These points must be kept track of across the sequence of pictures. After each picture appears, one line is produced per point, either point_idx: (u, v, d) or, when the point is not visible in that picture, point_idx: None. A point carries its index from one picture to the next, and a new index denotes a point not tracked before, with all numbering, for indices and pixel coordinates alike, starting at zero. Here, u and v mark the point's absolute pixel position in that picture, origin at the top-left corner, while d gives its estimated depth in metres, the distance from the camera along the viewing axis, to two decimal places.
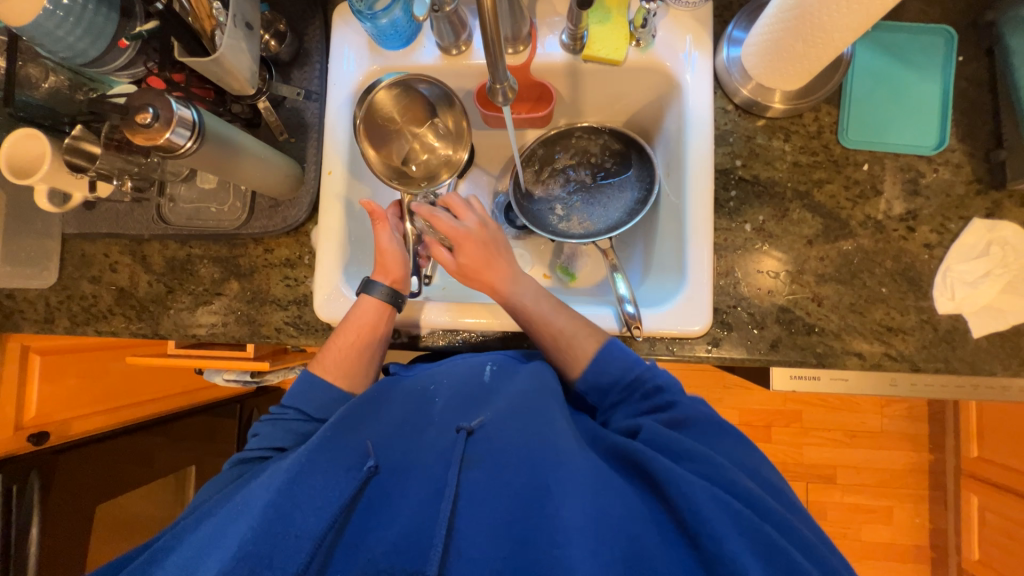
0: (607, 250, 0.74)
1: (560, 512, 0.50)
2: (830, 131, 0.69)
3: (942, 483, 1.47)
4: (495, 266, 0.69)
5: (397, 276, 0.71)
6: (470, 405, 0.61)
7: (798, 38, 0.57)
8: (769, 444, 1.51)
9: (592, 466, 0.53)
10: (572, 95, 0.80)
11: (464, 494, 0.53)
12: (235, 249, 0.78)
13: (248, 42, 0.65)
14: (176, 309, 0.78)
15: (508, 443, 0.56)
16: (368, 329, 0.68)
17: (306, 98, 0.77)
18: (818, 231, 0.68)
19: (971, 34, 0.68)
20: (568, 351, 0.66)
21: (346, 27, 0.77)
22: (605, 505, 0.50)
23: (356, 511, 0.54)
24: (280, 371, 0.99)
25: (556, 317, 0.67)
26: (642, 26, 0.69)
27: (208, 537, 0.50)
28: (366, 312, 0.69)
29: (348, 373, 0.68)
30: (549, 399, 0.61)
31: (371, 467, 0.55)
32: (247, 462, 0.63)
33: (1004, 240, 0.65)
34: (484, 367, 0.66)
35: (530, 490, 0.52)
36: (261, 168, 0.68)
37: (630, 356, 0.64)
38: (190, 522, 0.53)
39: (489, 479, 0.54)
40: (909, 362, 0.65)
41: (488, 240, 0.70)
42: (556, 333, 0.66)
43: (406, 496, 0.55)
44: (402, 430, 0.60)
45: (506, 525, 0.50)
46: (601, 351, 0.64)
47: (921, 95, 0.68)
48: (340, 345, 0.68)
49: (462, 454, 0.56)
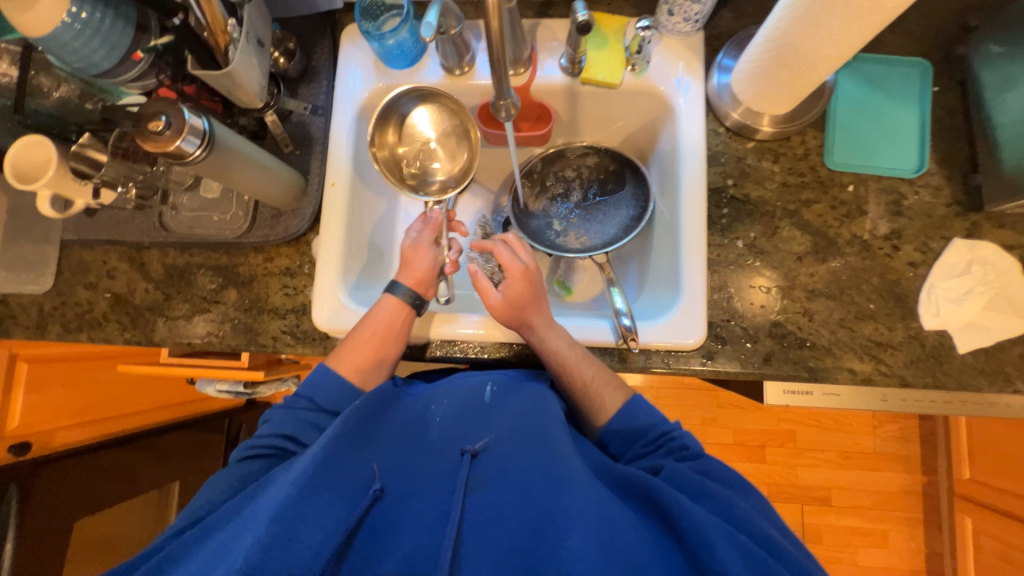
0: (604, 265, 0.76)
1: (567, 539, 0.48)
2: (816, 154, 0.73)
3: (937, 506, 1.46)
4: (539, 310, 0.69)
5: (420, 278, 0.72)
6: (473, 428, 0.62)
7: (784, 65, 0.61)
8: (764, 465, 1.51)
9: (597, 492, 0.53)
10: (569, 116, 0.84)
11: (468, 518, 0.53)
12: (235, 258, 0.79)
13: (259, 58, 0.68)
14: (172, 317, 0.78)
15: (509, 468, 0.57)
16: (386, 325, 0.69)
17: (313, 113, 0.80)
18: (808, 248, 0.70)
19: (945, 67, 0.73)
20: (594, 399, 0.66)
21: (353, 47, 0.80)
22: (614, 532, 0.49)
23: (361, 535, 0.51)
24: (273, 382, 0.99)
25: (582, 368, 0.66)
26: (638, 52, 0.72)
27: (210, 557, 0.46)
28: (386, 309, 0.70)
29: (364, 368, 0.68)
30: (554, 423, 0.61)
31: (377, 490, 0.53)
32: (253, 458, 0.62)
33: (984, 259, 0.67)
34: (484, 386, 0.68)
35: (534, 518, 0.52)
36: (267, 179, 0.70)
37: (655, 414, 0.65)
38: (196, 531, 0.50)
39: (492, 504, 0.54)
40: (897, 376, 0.67)
41: (534, 281, 0.70)
42: (585, 382, 0.66)
43: (409, 521, 0.53)
44: (405, 453, 0.59)
45: (510, 553, 0.50)
46: (627, 404, 0.65)
47: (900, 121, 0.72)
48: (358, 340, 0.68)
49: (466, 478, 0.56)
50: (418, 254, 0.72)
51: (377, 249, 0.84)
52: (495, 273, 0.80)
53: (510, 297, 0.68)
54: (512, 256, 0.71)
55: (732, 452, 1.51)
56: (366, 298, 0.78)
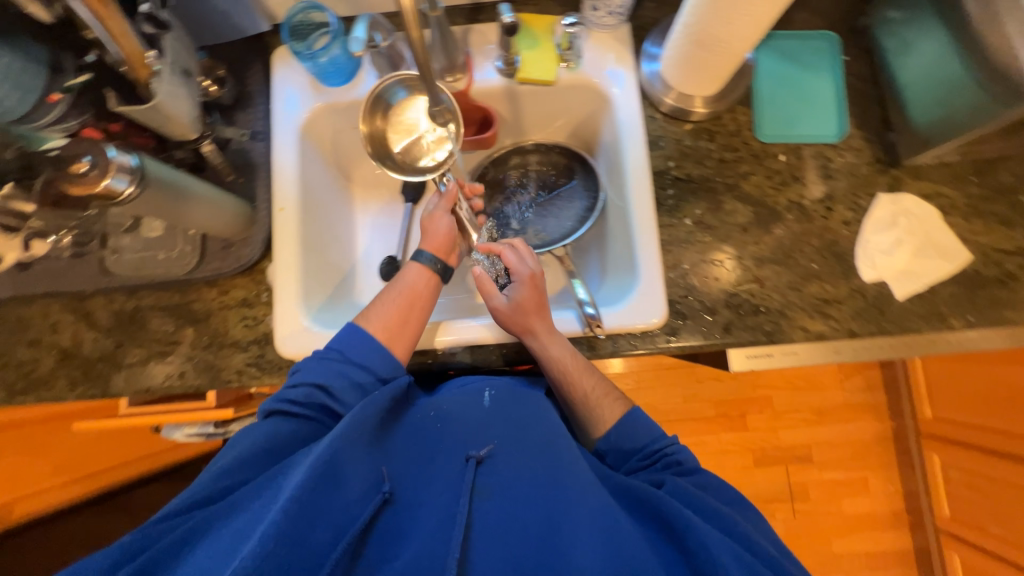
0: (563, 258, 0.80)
1: (572, 549, 0.50)
2: (747, 129, 0.76)
3: (907, 448, 1.55)
4: (544, 317, 0.68)
5: (440, 246, 0.73)
6: (479, 431, 0.61)
7: (705, 48, 0.64)
8: (746, 432, 1.56)
9: (600, 503, 0.55)
10: (513, 116, 0.85)
11: (476, 524, 0.53)
12: (188, 295, 0.76)
13: (188, 88, 0.66)
14: (127, 365, 0.75)
15: (515, 474, 0.57)
16: (413, 285, 0.70)
17: (252, 139, 0.78)
18: (750, 219, 0.74)
19: (851, 37, 0.78)
20: (593, 411, 0.68)
21: (287, 69, 0.79)
22: (618, 543, 0.51)
23: (370, 538, 0.52)
24: (245, 419, 0.95)
25: (583, 378, 0.68)
26: (569, 48, 0.76)
27: (231, 540, 0.47)
28: (411, 273, 0.71)
29: (391, 323, 0.67)
30: (556, 435, 0.63)
31: (386, 493, 0.54)
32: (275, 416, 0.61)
33: (908, 211, 0.72)
34: (483, 390, 0.67)
35: (541, 526, 0.53)
36: (210, 210, 0.68)
37: (654, 428, 0.67)
38: (223, 505, 0.51)
39: (500, 511, 0.54)
40: (846, 328, 0.71)
41: (541, 286, 0.70)
42: (586, 394, 0.68)
43: (418, 524, 0.53)
44: (411, 461, 0.59)
45: (518, 559, 0.50)
46: (626, 417, 0.67)
47: (819, 91, 0.76)
48: (385, 301, 0.68)
49: (473, 483, 0.56)
50: (435, 220, 0.73)
51: (336, 268, 0.83)
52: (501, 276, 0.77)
53: (520, 302, 0.67)
54: (519, 260, 0.71)
55: (715, 424, 1.56)
56: (330, 319, 0.77)
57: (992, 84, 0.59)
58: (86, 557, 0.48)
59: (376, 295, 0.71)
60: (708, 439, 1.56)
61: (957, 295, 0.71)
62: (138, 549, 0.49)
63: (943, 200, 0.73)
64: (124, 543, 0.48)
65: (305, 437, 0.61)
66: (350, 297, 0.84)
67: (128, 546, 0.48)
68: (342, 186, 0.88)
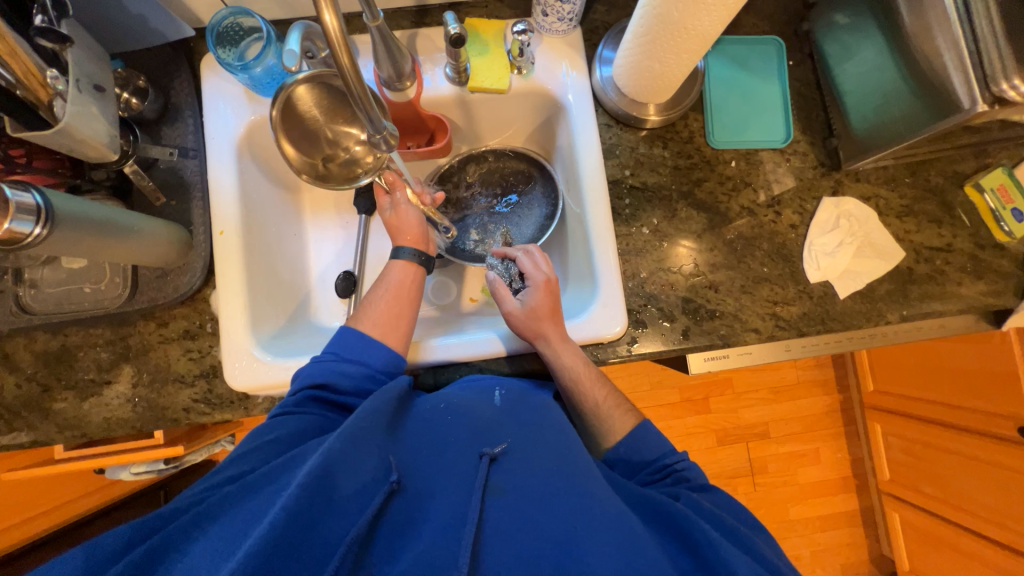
0: (529, 247, 0.77)
1: (588, 556, 0.48)
2: (700, 135, 0.77)
3: (853, 418, 1.66)
4: (556, 323, 0.69)
5: (415, 237, 0.75)
6: (490, 429, 0.61)
7: (654, 59, 0.64)
8: (710, 414, 1.63)
9: (617, 511, 0.53)
10: (467, 124, 0.83)
11: (487, 522, 0.51)
12: (122, 330, 0.71)
13: (100, 105, 0.60)
14: (59, 408, 0.69)
15: (530, 473, 0.56)
16: (402, 286, 0.71)
17: (183, 156, 0.72)
18: (704, 225, 0.75)
19: (796, 41, 0.80)
20: (605, 420, 0.69)
21: (217, 78, 0.73)
22: (635, 551, 0.49)
23: (379, 530, 0.51)
24: (199, 450, 0.92)
25: (595, 388, 0.69)
26: (520, 55, 0.72)
27: (246, 520, 0.48)
28: (398, 270, 0.72)
29: (383, 320, 0.68)
30: (569, 438, 0.61)
31: (394, 482, 0.54)
32: (285, 416, 0.60)
33: (849, 213, 0.76)
34: (493, 390, 0.68)
35: (557, 530, 0.50)
36: (138, 243, 0.62)
37: (664, 442, 0.68)
38: (236, 488, 0.51)
39: (513, 508, 0.52)
40: (796, 328, 0.74)
41: (556, 292, 0.72)
42: (596, 404, 0.69)
43: (429, 518, 0.52)
44: (425, 456, 0.58)
45: (530, 560, 0.49)
46: (638, 428, 0.68)
47: (766, 95, 0.78)
48: (373, 300, 0.70)
49: (485, 481, 0.54)
50: (403, 214, 0.74)
51: (288, 289, 0.80)
52: (514, 281, 0.77)
53: (534, 306, 0.69)
54: (535, 266, 0.73)
55: (681, 408, 1.62)
56: (284, 347, 0.73)
57: (923, 93, 0.61)
58: (99, 535, 0.46)
59: (364, 297, 0.72)
60: (675, 424, 1.62)
61: (893, 291, 0.75)
62: (153, 529, 0.48)
63: (879, 201, 0.77)
64: (136, 521, 0.47)
65: (314, 429, 0.60)
66: (307, 317, 0.81)
67: (141, 526, 0.47)
68: (289, 201, 0.83)
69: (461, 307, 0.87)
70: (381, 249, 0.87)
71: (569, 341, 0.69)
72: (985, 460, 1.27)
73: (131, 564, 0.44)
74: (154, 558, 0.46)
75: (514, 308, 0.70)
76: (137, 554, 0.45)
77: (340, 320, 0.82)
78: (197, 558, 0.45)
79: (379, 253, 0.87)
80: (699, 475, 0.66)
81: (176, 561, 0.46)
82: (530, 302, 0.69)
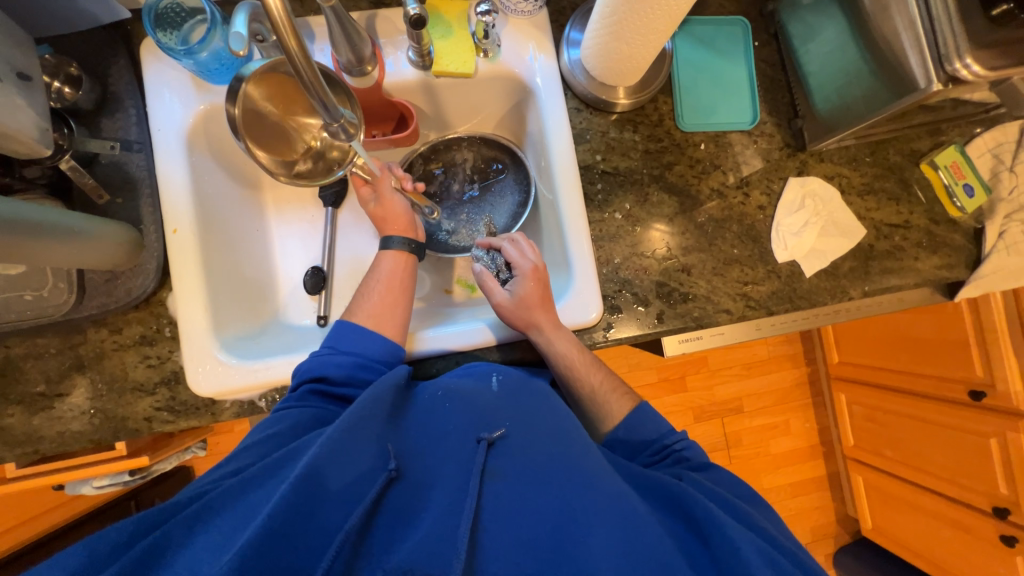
0: (514, 235, 0.76)
1: (587, 537, 0.49)
2: (669, 119, 0.77)
3: (821, 389, 1.74)
4: (548, 311, 0.68)
5: (403, 225, 0.72)
6: (489, 412, 0.60)
7: (622, 41, 0.62)
8: (686, 392, 1.67)
9: (617, 491, 0.54)
10: (433, 110, 0.81)
11: (486, 506, 0.51)
12: (71, 338, 0.66)
13: (26, 95, 0.55)
14: (6, 425, 0.65)
15: (529, 455, 0.56)
16: (396, 275, 0.70)
17: (126, 150, 0.67)
18: (675, 209, 0.76)
19: (761, 22, 0.80)
20: (602, 406, 0.71)
21: (160, 64, 0.68)
22: (634, 531, 0.50)
23: (377, 519, 0.49)
24: (167, 458, 0.88)
25: (591, 373, 0.70)
26: (485, 37, 0.70)
27: (246, 516, 0.46)
28: (389, 259, 0.71)
29: (377, 312, 0.66)
30: (567, 421, 0.61)
31: (393, 470, 0.52)
32: (287, 410, 0.59)
33: (814, 193, 0.77)
34: (490, 375, 0.66)
35: (557, 510, 0.51)
36: (82, 246, 0.58)
37: (662, 424, 0.69)
38: (236, 482, 0.49)
39: (514, 491, 0.53)
40: (765, 308, 0.75)
41: (544, 280, 0.71)
42: (593, 387, 0.70)
43: (431, 504, 0.51)
44: (423, 444, 0.57)
45: (532, 541, 0.49)
46: (635, 411, 0.69)
47: (734, 76, 0.78)
48: (368, 291, 0.68)
49: (484, 466, 0.54)
50: (387, 203, 0.72)
51: (254, 287, 0.76)
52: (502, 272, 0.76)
53: (524, 296, 0.68)
54: (521, 255, 0.72)
55: (658, 388, 1.66)
56: (249, 348, 0.70)
57: (882, 72, 0.63)
58: (102, 528, 0.44)
59: (358, 288, 0.71)
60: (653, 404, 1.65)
61: (855, 268, 0.78)
62: (158, 520, 0.46)
63: (842, 180, 0.79)
64: (138, 515, 0.45)
65: (312, 422, 0.58)
66: (275, 317, 0.78)
67: (143, 519, 0.45)
68: (250, 195, 0.79)
69: (445, 298, 0.85)
70: (350, 242, 0.83)
71: (561, 327, 0.69)
72: (939, 423, 1.36)
73: (133, 559, 0.42)
74: (153, 558, 0.43)
75: (504, 299, 0.69)
76: (139, 549, 0.43)
77: (310, 318, 0.80)
78: (200, 551, 0.44)
79: (349, 246, 0.83)
80: (699, 454, 0.67)
81: (178, 554, 0.44)
82: (521, 291, 0.68)
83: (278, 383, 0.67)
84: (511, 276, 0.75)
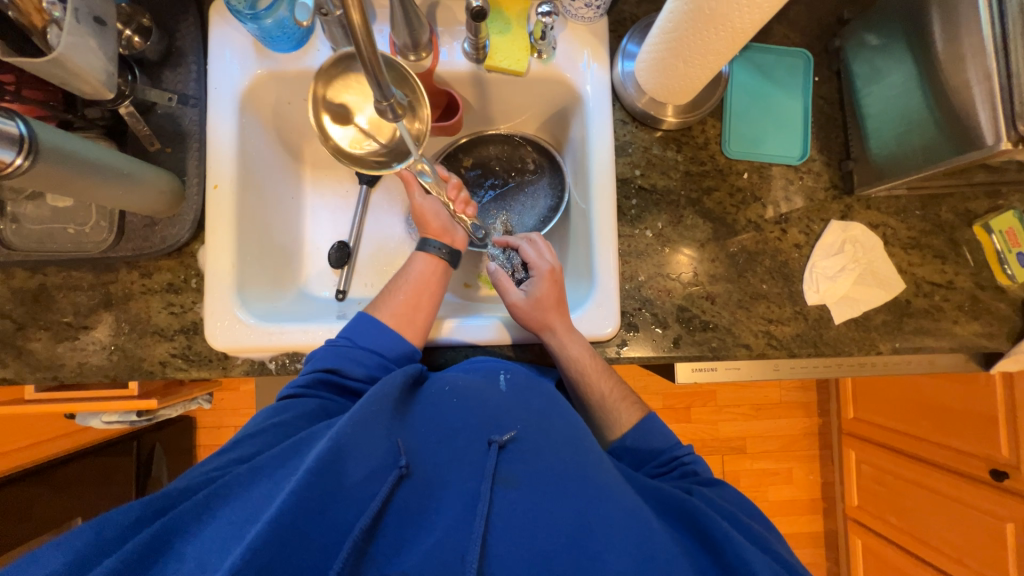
0: (532, 235, 0.76)
1: (604, 553, 0.48)
2: (715, 143, 0.76)
3: (829, 442, 1.67)
4: (563, 315, 0.68)
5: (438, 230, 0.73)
6: (498, 415, 0.59)
7: (678, 58, 0.61)
8: (689, 423, 1.63)
9: (630, 504, 0.53)
10: (480, 104, 0.81)
11: (499, 513, 0.51)
12: (104, 276, 0.69)
13: (102, 40, 0.57)
14: (32, 348, 0.67)
15: (540, 463, 0.55)
16: (428, 287, 0.69)
17: (182, 104, 0.70)
18: (709, 235, 0.74)
19: (824, 57, 0.78)
20: (612, 415, 0.69)
21: (225, 26, 0.70)
22: (648, 548, 0.49)
23: (387, 517, 0.49)
24: (174, 404, 0.92)
25: (604, 382, 0.68)
26: (542, 38, 0.70)
27: (254, 505, 0.46)
28: (425, 263, 0.71)
29: (402, 313, 0.67)
30: (579, 429, 0.60)
31: (403, 467, 0.52)
32: (294, 401, 0.60)
33: (855, 238, 0.75)
34: (499, 373, 0.65)
35: (570, 523, 0.50)
36: (129, 189, 0.60)
37: (669, 438, 0.68)
38: (244, 470, 0.50)
39: (527, 498, 0.52)
40: (787, 349, 0.73)
41: (560, 283, 0.70)
42: (604, 398, 0.69)
43: (441, 507, 0.51)
44: (432, 440, 0.57)
45: (546, 556, 0.48)
46: (646, 424, 0.68)
47: (787, 109, 0.77)
48: (395, 291, 0.69)
49: (496, 470, 0.53)
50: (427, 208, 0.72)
51: (282, 252, 0.78)
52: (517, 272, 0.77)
53: (540, 296, 0.68)
54: (539, 255, 0.72)
55: (661, 416, 1.62)
56: (269, 311, 0.71)
57: (946, 124, 0.60)
58: (110, 509, 0.45)
59: (385, 287, 0.72)
60: None
61: (888, 322, 0.74)
62: (160, 509, 0.46)
63: (887, 230, 0.76)
64: (145, 499, 0.46)
65: (315, 414, 0.59)
66: (297, 285, 0.80)
67: (151, 503, 0.46)
68: (292, 163, 0.81)
69: (460, 292, 0.85)
70: (377, 224, 0.84)
71: (580, 334, 0.68)
72: (951, 495, 1.30)
73: (140, 547, 0.42)
74: (161, 546, 0.43)
75: (518, 299, 0.68)
76: (148, 534, 0.43)
77: (330, 290, 0.81)
78: (208, 542, 0.44)
79: (376, 227, 0.84)
80: (706, 473, 0.66)
81: (185, 545, 0.44)
82: (535, 292, 0.68)
83: (289, 349, 0.68)
84: (526, 276, 0.75)
